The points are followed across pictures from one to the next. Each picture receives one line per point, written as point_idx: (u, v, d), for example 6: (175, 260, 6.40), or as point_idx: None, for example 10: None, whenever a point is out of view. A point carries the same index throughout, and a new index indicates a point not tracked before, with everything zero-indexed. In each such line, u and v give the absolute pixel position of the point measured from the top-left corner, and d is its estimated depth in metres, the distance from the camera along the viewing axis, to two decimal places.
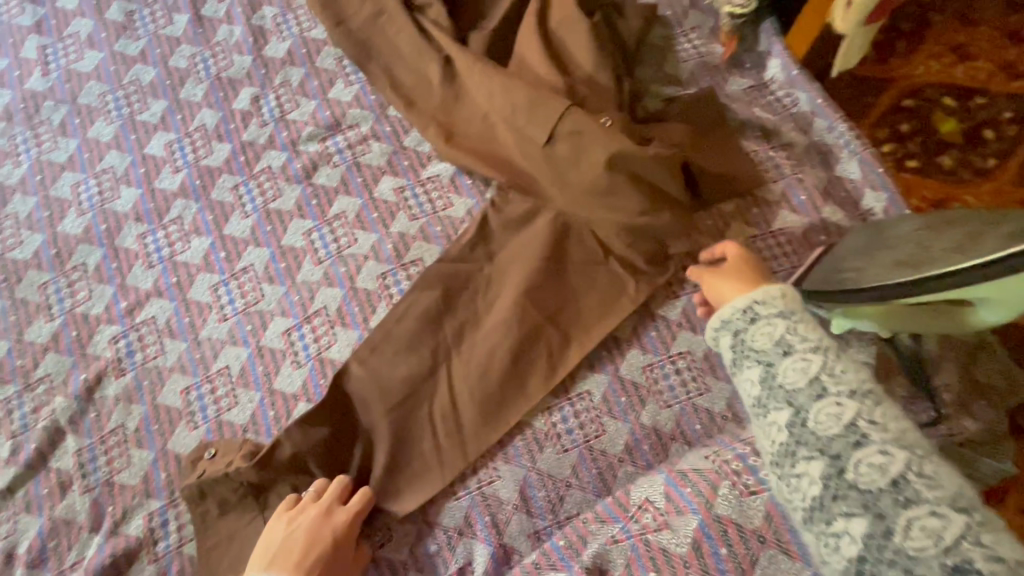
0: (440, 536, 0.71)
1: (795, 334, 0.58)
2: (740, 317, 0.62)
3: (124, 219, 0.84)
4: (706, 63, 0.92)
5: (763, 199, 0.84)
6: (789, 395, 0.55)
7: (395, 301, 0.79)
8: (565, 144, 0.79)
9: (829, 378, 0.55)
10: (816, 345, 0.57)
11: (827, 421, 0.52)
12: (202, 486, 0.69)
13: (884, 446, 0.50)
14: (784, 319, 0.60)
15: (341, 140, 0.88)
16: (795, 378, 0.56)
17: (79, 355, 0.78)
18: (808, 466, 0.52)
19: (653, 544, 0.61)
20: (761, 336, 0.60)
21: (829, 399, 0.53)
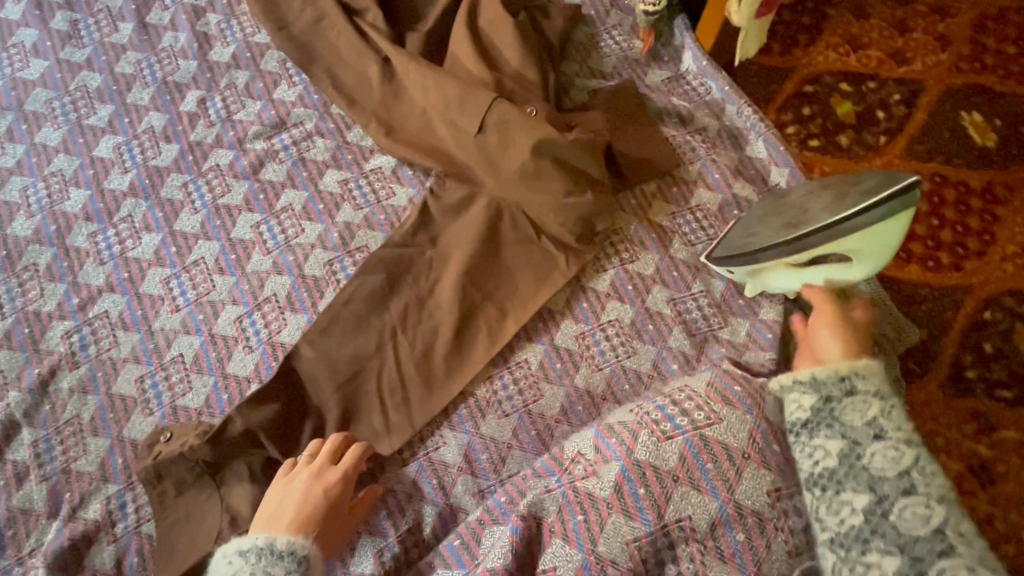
0: (390, 501, 0.75)
1: (888, 417, 0.58)
2: (835, 386, 0.61)
3: (75, 219, 0.87)
4: (627, 57, 0.99)
5: (681, 179, 0.92)
6: (872, 479, 0.56)
7: (341, 285, 0.84)
8: (495, 133, 0.85)
9: (919, 475, 0.55)
10: (904, 437, 0.57)
11: (911, 519, 0.53)
12: (157, 467, 0.72)
13: (973, 565, 0.50)
14: (878, 399, 0.59)
15: (287, 138, 0.92)
16: (880, 463, 0.56)
17: (32, 351, 0.80)
18: (882, 557, 0.53)
19: (581, 490, 0.64)
20: (853, 413, 0.59)
21: (917, 497, 0.54)
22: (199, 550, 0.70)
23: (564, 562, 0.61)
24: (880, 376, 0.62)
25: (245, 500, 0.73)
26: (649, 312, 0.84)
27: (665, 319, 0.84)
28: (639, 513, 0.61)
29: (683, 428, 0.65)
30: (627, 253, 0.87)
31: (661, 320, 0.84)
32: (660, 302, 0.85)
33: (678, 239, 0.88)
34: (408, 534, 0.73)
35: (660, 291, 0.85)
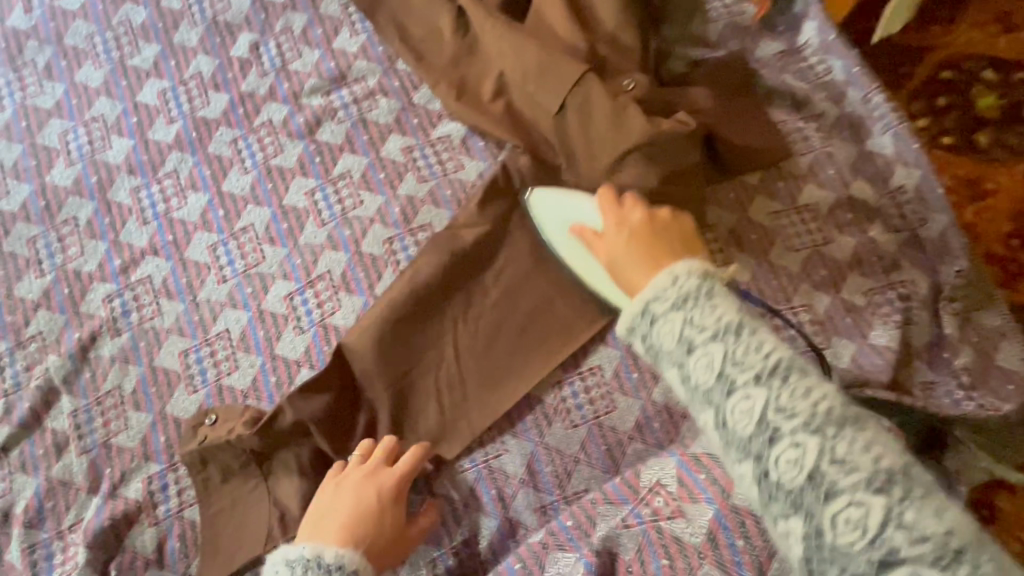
0: (445, 509, 0.70)
1: (693, 325, 0.49)
2: (642, 321, 0.52)
3: (117, 171, 0.80)
4: (735, 24, 0.86)
5: (789, 173, 0.80)
6: (704, 394, 0.47)
7: (401, 267, 0.76)
8: (576, 116, 0.75)
9: (733, 366, 0.46)
10: (714, 331, 0.48)
11: (741, 418, 0.45)
12: (204, 453, 0.68)
13: (795, 437, 0.43)
14: (679, 309, 0.50)
15: (346, 95, 0.83)
16: (702, 374, 0.47)
17: (72, 313, 0.75)
18: (742, 467, 0.45)
19: (665, 532, 0.58)
20: (664, 336, 0.50)
21: (738, 392, 0.45)
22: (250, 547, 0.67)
23: None
24: (701, 272, 0.51)
25: (292, 494, 0.68)
26: None
27: None
28: (736, 567, 0.55)
29: None
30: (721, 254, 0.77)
31: None
32: None
33: (781, 243, 0.78)
34: (463, 546, 0.68)
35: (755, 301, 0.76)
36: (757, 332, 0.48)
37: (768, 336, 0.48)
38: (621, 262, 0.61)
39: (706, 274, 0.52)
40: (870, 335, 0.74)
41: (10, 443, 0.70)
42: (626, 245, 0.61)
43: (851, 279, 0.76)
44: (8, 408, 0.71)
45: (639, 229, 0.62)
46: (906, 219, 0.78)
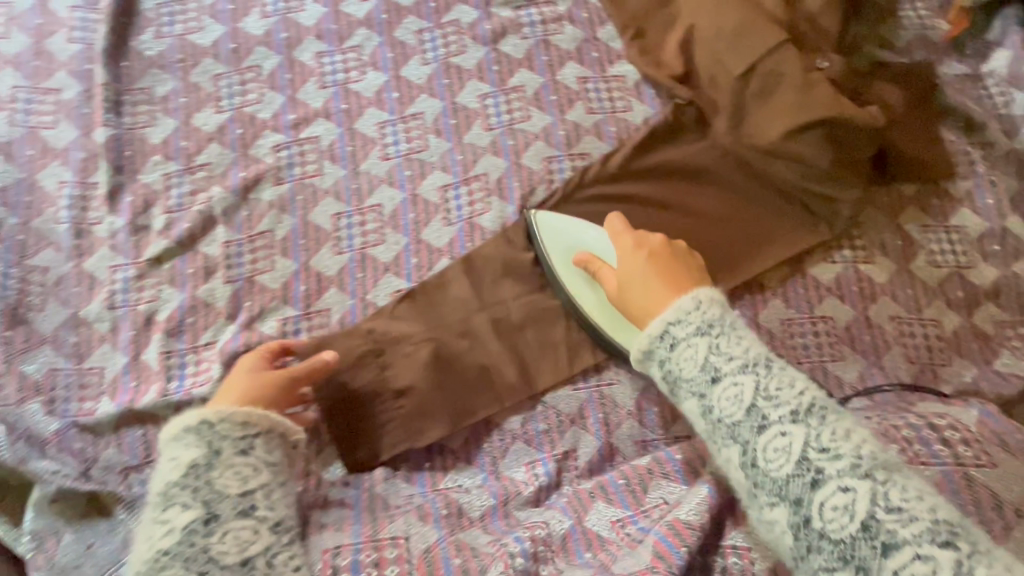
0: (551, 417, 0.72)
1: (719, 352, 0.51)
2: (660, 345, 0.54)
3: (306, 32, 0.83)
4: (926, 37, 0.86)
5: (946, 192, 0.81)
6: (731, 429, 0.50)
7: (554, 187, 0.78)
8: (759, 85, 0.75)
9: (766, 402, 0.49)
10: (742, 362, 0.51)
11: (776, 457, 0.47)
12: (320, 343, 0.71)
13: (842, 480, 0.45)
14: (704, 334, 0.52)
15: (535, 14, 0.85)
16: (731, 408, 0.50)
17: (241, 153, 0.78)
18: (775, 511, 0.47)
19: None
20: (686, 363, 0.52)
21: (773, 428, 0.48)
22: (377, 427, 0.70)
23: (759, 545, 0.56)
24: (720, 304, 0.55)
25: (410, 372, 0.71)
26: (869, 322, 0.76)
27: (885, 335, 0.76)
28: None
29: (942, 459, 0.55)
30: (863, 252, 0.78)
31: (879, 334, 0.76)
32: (883, 315, 0.76)
33: (924, 256, 0.78)
34: (563, 457, 0.70)
35: (887, 304, 0.77)
36: (784, 367, 0.51)
37: (795, 373, 0.51)
38: (640, 283, 0.61)
39: (723, 304, 0.55)
40: (994, 362, 0.75)
41: (164, 256, 0.74)
42: (643, 269, 0.62)
43: (984, 307, 0.77)
44: (168, 224, 0.75)
45: (656, 250, 0.63)
46: None
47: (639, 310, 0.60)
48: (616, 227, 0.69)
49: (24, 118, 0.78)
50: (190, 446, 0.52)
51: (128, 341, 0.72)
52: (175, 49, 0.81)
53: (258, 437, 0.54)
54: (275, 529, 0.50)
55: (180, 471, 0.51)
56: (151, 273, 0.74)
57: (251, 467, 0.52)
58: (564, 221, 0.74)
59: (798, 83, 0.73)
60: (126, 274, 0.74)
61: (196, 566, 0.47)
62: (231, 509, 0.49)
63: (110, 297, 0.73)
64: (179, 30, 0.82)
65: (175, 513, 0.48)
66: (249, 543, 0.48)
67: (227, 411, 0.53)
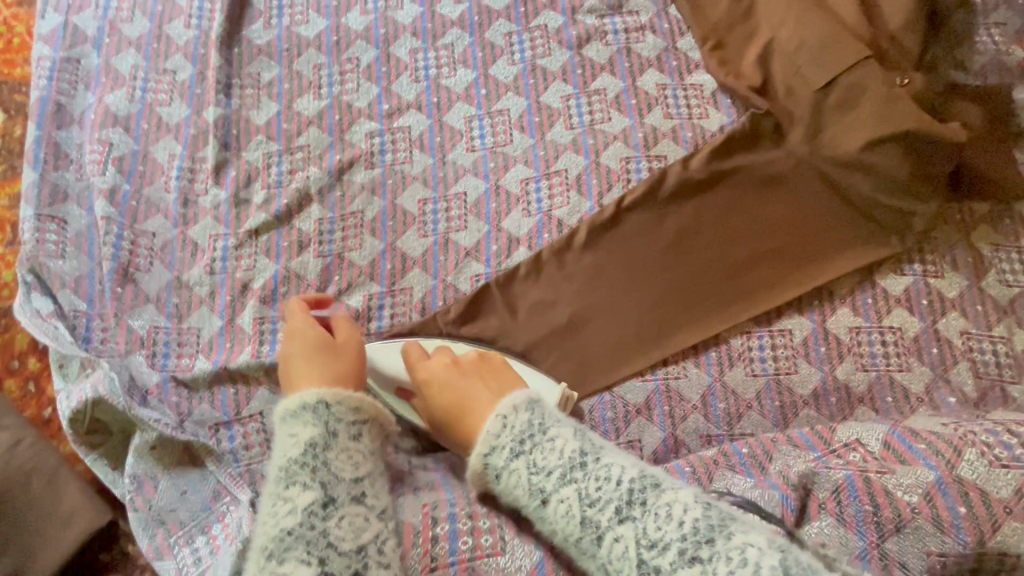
0: (618, 406, 0.75)
1: (537, 470, 0.48)
2: (490, 481, 0.51)
3: (403, 30, 0.88)
4: (1001, 61, 0.88)
5: (1019, 213, 0.82)
6: (579, 544, 0.46)
7: (632, 185, 0.82)
8: (840, 96, 0.78)
9: (592, 509, 0.45)
10: (560, 473, 0.47)
11: (622, 565, 0.44)
12: (409, 328, 0.76)
13: (676, 571, 0.42)
14: (519, 454, 0.49)
15: (619, 22, 0.89)
16: (570, 528, 0.46)
17: (337, 138, 0.83)
18: None
19: (875, 482, 0.56)
20: (517, 491, 0.48)
21: (608, 536, 0.44)
22: None
23: (835, 542, 0.55)
24: (520, 408, 0.52)
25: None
26: (937, 335, 0.77)
27: (953, 350, 0.76)
28: (954, 529, 0.53)
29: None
30: (933, 266, 0.80)
31: (948, 347, 0.77)
32: (952, 329, 0.77)
33: (994, 274, 0.79)
34: (628, 447, 0.73)
35: (956, 319, 0.78)
36: (602, 459, 0.48)
37: (614, 459, 0.48)
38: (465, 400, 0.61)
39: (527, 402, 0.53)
40: None
41: (262, 229, 0.79)
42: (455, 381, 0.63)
43: None
44: (268, 199, 0.80)
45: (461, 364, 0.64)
46: None
47: (468, 429, 0.60)
48: (414, 357, 0.68)
49: (142, 95, 0.84)
50: (306, 426, 0.49)
51: (224, 305, 0.76)
52: (282, 39, 0.87)
53: (365, 425, 0.52)
54: (382, 516, 0.48)
55: (298, 449, 0.47)
56: (249, 243, 0.79)
57: (361, 454, 0.50)
58: (376, 350, 0.72)
59: (881, 97, 0.76)
60: (227, 243, 0.79)
61: (318, 551, 0.43)
62: (346, 493, 0.47)
63: (211, 263, 0.78)
64: (287, 22, 0.88)
65: (296, 491, 0.45)
66: (362, 530, 0.46)
67: (343, 393, 0.52)
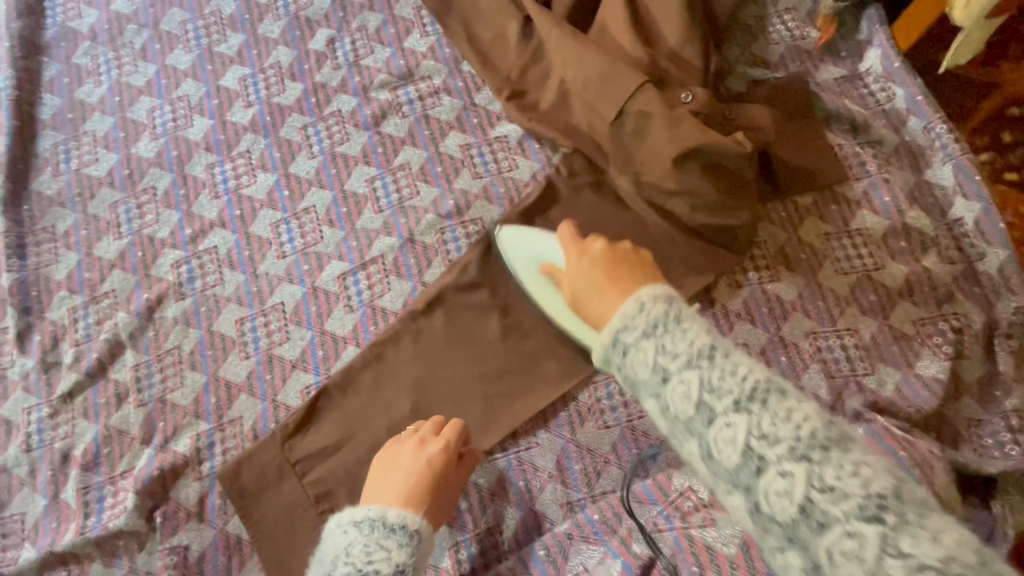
0: (473, 495, 0.71)
1: (665, 352, 0.42)
2: (615, 352, 0.45)
3: (196, 147, 0.85)
4: (797, 46, 0.87)
5: (843, 197, 0.80)
6: (685, 424, 0.40)
7: (450, 258, 0.79)
8: (633, 125, 0.75)
9: (709, 393, 0.39)
10: (687, 356, 0.41)
11: (725, 449, 0.38)
12: (240, 461, 0.71)
13: (782, 465, 0.36)
14: (649, 336, 0.43)
15: (412, 91, 0.87)
16: (680, 407, 0.40)
17: (143, 275, 0.80)
18: (733, 501, 0.38)
19: (697, 541, 0.60)
20: (639, 367, 0.43)
21: (718, 419, 0.39)
22: (295, 540, 0.69)
23: None
24: (665, 295, 0.45)
25: (340, 472, 0.71)
26: (783, 342, 0.75)
27: (801, 353, 0.74)
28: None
29: None
30: (768, 271, 0.78)
31: (796, 353, 0.74)
32: (798, 332, 0.75)
33: (830, 265, 0.78)
34: (486, 534, 0.70)
35: (800, 320, 0.76)
36: (729, 353, 0.41)
37: (743, 358, 0.41)
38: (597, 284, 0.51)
39: (670, 297, 0.45)
40: (919, 363, 0.73)
41: (76, 390, 0.75)
42: (589, 270, 0.53)
43: (900, 307, 0.75)
44: (78, 356, 0.77)
45: (602, 254, 0.54)
46: (962, 250, 0.77)
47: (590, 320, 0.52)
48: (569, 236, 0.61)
49: None
50: (398, 547, 0.52)
51: (46, 481, 0.72)
52: (72, 184, 0.84)
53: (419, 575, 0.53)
54: None
55: (392, 569, 0.49)
56: (64, 408, 0.75)
57: None
58: (525, 237, 0.73)
59: (670, 118, 0.73)
60: (40, 413, 0.75)
61: None
62: None
63: (26, 440, 0.74)
64: (75, 165, 0.85)
65: None
66: None
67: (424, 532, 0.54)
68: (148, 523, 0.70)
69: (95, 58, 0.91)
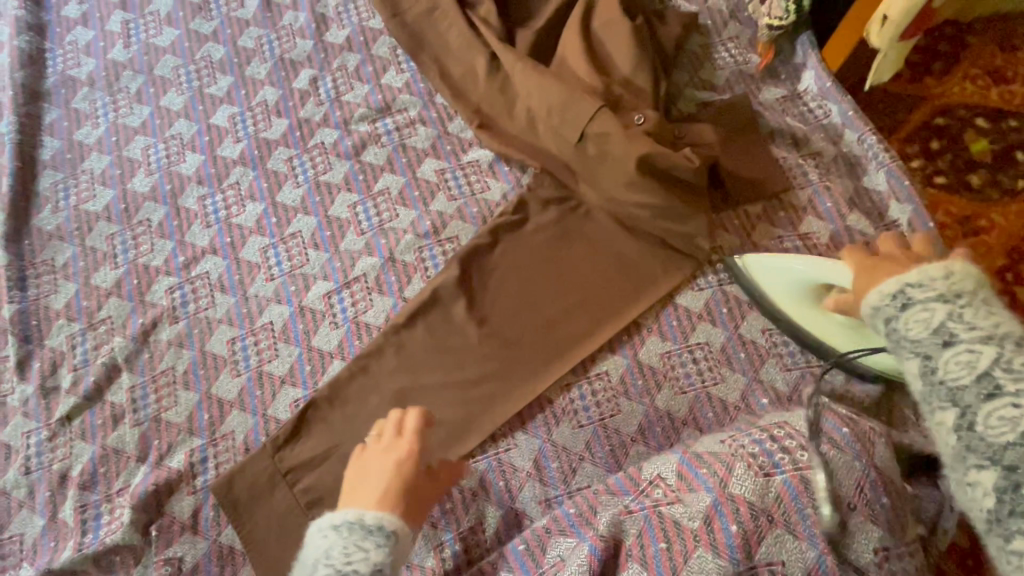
0: (456, 495, 0.75)
1: (960, 319, 0.47)
2: (891, 304, 0.52)
3: (188, 181, 0.91)
4: (741, 71, 0.95)
5: (789, 204, 0.87)
6: (951, 391, 0.46)
7: (429, 274, 0.85)
8: (593, 146, 0.82)
9: (1005, 374, 0.45)
10: (987, 334, 0.46)
11: (1001, 427, 0.43)
12: (233, 473, 0.74)
13: None
14: (944, 302, 0.49)
15: (390, 123, 0.94)
16: (956, 373, 0.46)
17: (138, 301, 0.84)
18: (982, 474, 0.44)
19: (666, 517, 0.61)
20: (916, 324, 0.49)
21: (1004, 399, 0.44)
22: (289, 545, 0.73)
23: None
24: (975, 277, 0.50)
25: (331, 481, 0.75)
26: (742, 340, 0.80)
27: (758, 349, 0.80)
28: (727, 550, 0.58)
29: (783, 467, 0.61)
30: (726, 274, 0.84)
31: (753, 349, 0.80)
32: (754, 330, 0.81)
33: None
34: (469, 533, 0.73)
35: (756, 318, 0.81)
36: None
37: None
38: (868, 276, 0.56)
39: (978, 280, 0.50)
40: None
41: (73, 413, 0.79)
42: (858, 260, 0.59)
43: None
44: (75, 381, 0.80)
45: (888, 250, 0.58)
46: None
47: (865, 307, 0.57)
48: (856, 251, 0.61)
49: None
50: (376, 547, 0.52)
51: (45, 501, 0.75)
52: (71, 220, 0.89)
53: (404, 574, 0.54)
54: None
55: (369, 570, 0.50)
56: (62, 431, 0.78)
57: None
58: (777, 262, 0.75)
59: (625, 138, 0.80)
60: (39, 436, 0.78)
61: None
62: None
63: (25, 463, 0.77)
64: (74, 201, 0.90)
65: None
66: None
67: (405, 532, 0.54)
68: (144, 537, 0.73)
69: (93, 102, 0.97)
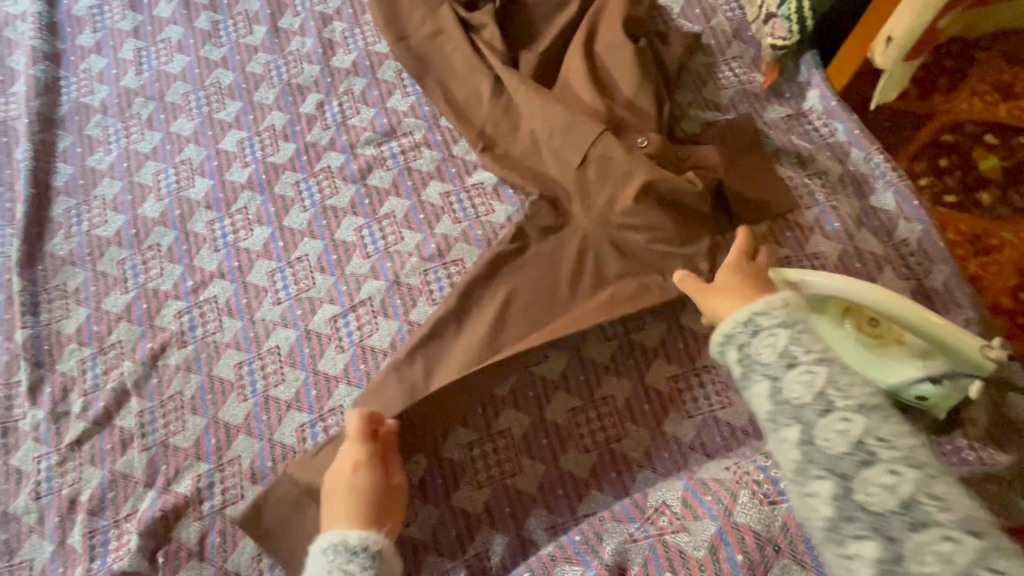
0: (463, 522, 0.75)
1: (800, 343, 0.51)
2: (743, 330, 0.54)
3: (197, 206, 0.93)
4: (745, 90, 0.95)
5: (795, 224, 0.86)
6: (795, 409, 0.50)
7: (434, 298, 0.85)
8: (596, 167, 0.82)
9: (835, 392, 0.49)
10: (820, 354, 0.51)
11: (834, 440, 0.48)
12: (261, 505, 0.72)
13: (893, 466, 0.46)
14: (788, 328, 0.52)
15: (395, 146, 0.95)
16: (801, 394, 0.49)
17: (147, 326, 0.85)
18: (819, 484, 0.48)
19: (670, 545, 0.63)
20: (766, 349, 0.52)
21: (836, 414, 0.48)
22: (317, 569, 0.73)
23: None
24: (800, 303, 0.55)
25: None
26: None
27: None
28: None
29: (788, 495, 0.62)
30: None
31: None
32: None
33: None
34: (475, 560, 0.73)
35: None
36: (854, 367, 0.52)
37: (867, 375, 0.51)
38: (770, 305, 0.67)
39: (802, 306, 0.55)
40: None
41: (83, 437, 0.80)
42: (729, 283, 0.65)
43: None
44: (85, 406, 0.81)
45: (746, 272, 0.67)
46: (911, 268, 0.82)
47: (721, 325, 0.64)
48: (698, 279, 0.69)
49: None
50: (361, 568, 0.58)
51: (54, 527, 0.76)
52: (83, 245, 0.91)
53: None
54: None
55: None
56: (72, 456, 0.79)
57: None
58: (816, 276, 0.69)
59: (628, 160, 0.80)
60: (49, 461, 0.79)
61: None
62: None
63: (35, 488, 0.77)
64: (86, 227, 0.92)
65: None
66: None
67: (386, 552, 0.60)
68: (150, 564, 0.73)
69: (106, 129, 0.99)
